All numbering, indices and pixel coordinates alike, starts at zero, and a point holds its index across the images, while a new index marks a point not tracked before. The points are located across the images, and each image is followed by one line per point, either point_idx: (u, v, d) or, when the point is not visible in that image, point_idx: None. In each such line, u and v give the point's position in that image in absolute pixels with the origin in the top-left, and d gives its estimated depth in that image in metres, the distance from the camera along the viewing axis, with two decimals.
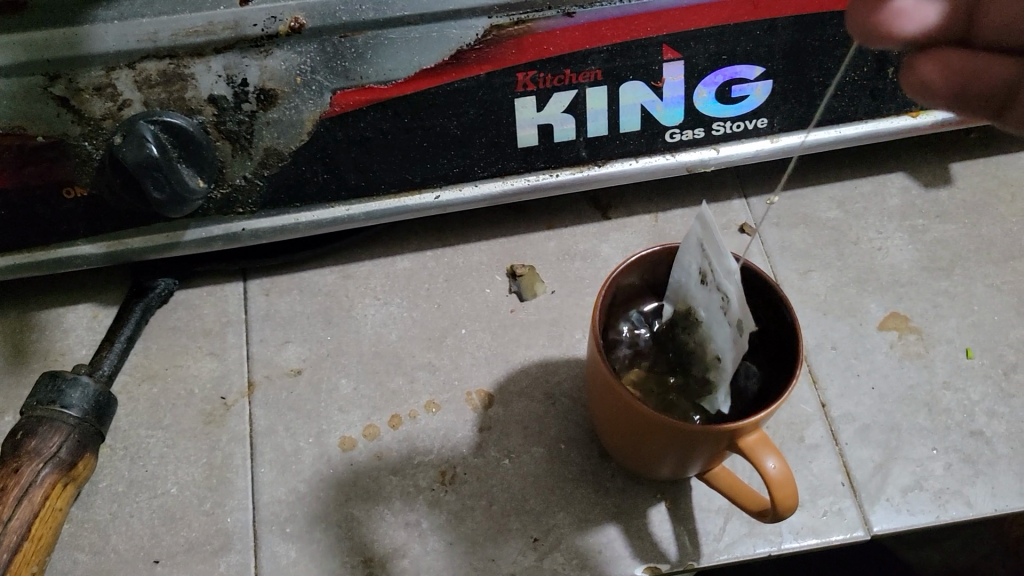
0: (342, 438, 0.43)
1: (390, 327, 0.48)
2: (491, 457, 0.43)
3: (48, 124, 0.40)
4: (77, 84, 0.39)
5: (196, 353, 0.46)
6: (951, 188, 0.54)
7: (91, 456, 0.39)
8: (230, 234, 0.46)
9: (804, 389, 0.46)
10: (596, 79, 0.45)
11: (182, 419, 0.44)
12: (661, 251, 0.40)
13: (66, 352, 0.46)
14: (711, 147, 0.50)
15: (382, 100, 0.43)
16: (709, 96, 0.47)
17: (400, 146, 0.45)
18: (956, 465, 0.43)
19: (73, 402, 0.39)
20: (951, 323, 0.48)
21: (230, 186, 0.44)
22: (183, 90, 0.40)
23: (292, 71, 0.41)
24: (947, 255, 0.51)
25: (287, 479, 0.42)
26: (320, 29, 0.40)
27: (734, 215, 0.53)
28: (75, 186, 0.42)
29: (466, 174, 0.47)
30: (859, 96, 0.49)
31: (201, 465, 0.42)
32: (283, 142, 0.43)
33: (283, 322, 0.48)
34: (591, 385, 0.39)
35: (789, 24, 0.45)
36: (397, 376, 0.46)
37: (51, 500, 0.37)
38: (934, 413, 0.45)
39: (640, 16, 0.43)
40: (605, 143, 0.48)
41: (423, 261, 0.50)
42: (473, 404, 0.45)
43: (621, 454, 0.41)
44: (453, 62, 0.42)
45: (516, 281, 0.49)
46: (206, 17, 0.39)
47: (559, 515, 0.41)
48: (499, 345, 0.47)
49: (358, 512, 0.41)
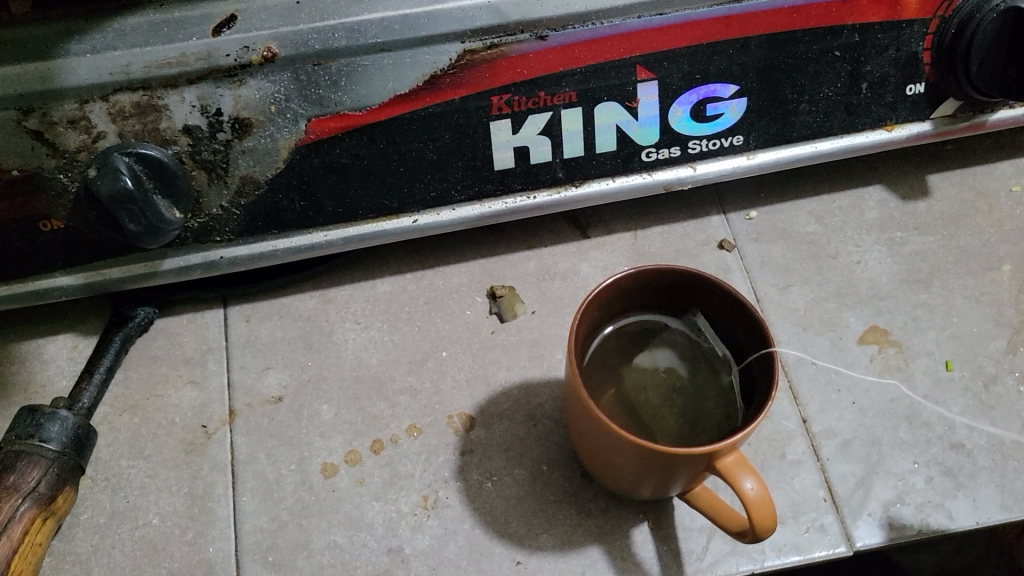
0: (324, 464, 0.44)
1: (370, 351, 0.47)
2: (473, 481, 0.43)
3: (22, 157, 0.40)
4: (51, 117, 0.39)
5: (177, 381, 0.46)
6: (929, 200, 0.54)
7: (71, 488, 0.39)
8: (209, 262, 0.46)
9: (784, 406, 0.46)
10: (571, 100, 0.45)
11: (163, 448, 0.44)
12: (634, 274, 0.39)
13: (46, 383, 0.46)
14: (688, 165, 0.50)
15: (358, 126, 0.43)
16: (684, 114, 0.47)
17: (377, 172, 0.45)
18: (937, 478, 0.43)
19: (52, 436, 0.39)
20: (930, 335, 0.48)
21: (207, 215, 0.44)
22: (158, 121, 0.40)
23: (266, 100, 0.41)
24: (926, 267, 0.51)
25: (269, 507, 0.42)
26: (293, 58, 0.40)
27: (713, 231, 0.53)
28: (51, 219, 0.42)
29: (443, 198, 0.47)
30: (835, 112, 0.49)
31: (183, 494, 0.42)
32: (259, 170, 0.43)
33: (264, 348, 0.47)
34: (571, 411, 0.39)
35: (762, 42, 0.45)
36: (378, 401, 0.46)
37: (31, 535, 0.37)
38: (916, 427, 0.45)
39: (612, 38, 0.43)
40: (583, 164, 0.48)
41: (404, 283, 0.50)
42: (454, 427, 0.45)
43: (603, 477, 0.41)
44: (427, 87, 0.43)
45: (496, 302, 0.49)
46: (178, 49, 0.39)
47: (541, 537, 0.41)
48: (480, 367, 0.47)
49: (341, 538, 0.41)
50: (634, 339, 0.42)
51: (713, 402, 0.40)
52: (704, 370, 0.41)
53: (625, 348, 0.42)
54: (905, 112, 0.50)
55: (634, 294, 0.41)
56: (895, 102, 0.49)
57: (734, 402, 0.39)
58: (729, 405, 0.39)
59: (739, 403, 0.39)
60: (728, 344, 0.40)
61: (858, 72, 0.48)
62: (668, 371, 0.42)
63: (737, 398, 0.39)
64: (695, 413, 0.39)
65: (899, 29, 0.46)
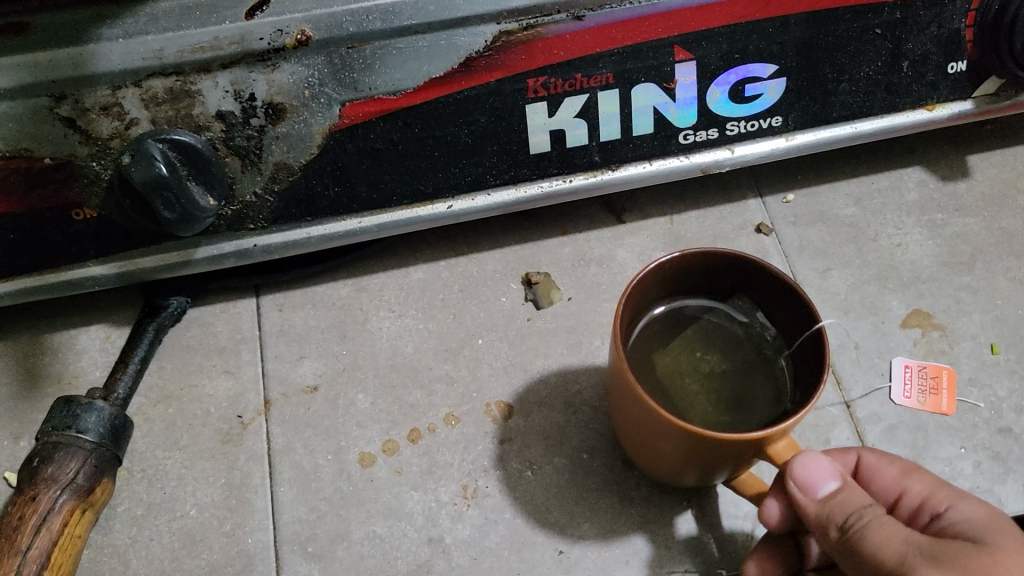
0: (362, 454, 0.43)
1: (405, 340, 0.47)
2: (513, 470, 0.42)
3: (55, 145, 0.39)
4: (84, 104, 0.39)
5: (211, 372, 0.45)
6: (970, 181, 0.52)
7: (109, 480, 0.39)
8: (242, 250, 0.45)
9: (828, 391, 0.45)
10: (608, 82, 0.44)
11: (199, 439, 0.43)
12: (676, 258, 0.38)
13: (80, 374, 0.45)
14: (726, 148, 0.48)
15: (392, 110, 0.42)
16: (722, 96, 0.46)
17: (412, 156, 0.44)
18: (985, 464, 0.43)
19: (89, 427, 0.39)
20: (974, 318, 0.48)
21: (240, 202, 0.43)
22: (191, 107, 0.40)
23: (300, 85, 0.41)
24: (968, 250, 0.50)
25: (307, 498, 0.42)
26: (327, 41, 0.40)
27: (750, 216, 0.51)
28: (84, 208, 0.42)
29: (478, 182, 0.46)
30: (875, 91, 0.48)
31: (220, 485, 0.42)
32: (293, 157, 0.42)
33: (298, 338, 0.47)
34: (615, 399, 0.38)
35: (801, 21, 0.45)
36: (415, 390, 0.45)
37: (70, 527, 0.36)
38: (962, 411, 0.45)
39: (650, 17, 0.43)
40: (619, 147, 0.47)
41: (437, 271, 0.49)
42: (492, 415, 0.44)
43: (647, 464, 0.40)
44: (462, 70, 0.42)
45: (531, 289, 0.48)
46: (211, 33, 0.38)
47: (584, 526, 0.41)
48: (517, 355, 0.46)
49: (380, 529, 0.41)
50: (672, 324, 0.41)
51: (762, 387, 0.39)
52: (748, 354, 0.40)
53: (664, 334, 0.41)
54: (947, 91, 0.49)
55: (675, 277, 0.40)
56: (936, 81, 0.48)
57: (784, 386, 0.38)
58: (779, 390, 0.38)
59: (789, 388, 0.38)
60: (777, 326, 0.39)
61: (898, 50, 0.47)
62: (708, 357, 0.41)
63: (787, 382, 0.38)
64: (744, 399, 0.39)
65: (941, 6, 0.46)
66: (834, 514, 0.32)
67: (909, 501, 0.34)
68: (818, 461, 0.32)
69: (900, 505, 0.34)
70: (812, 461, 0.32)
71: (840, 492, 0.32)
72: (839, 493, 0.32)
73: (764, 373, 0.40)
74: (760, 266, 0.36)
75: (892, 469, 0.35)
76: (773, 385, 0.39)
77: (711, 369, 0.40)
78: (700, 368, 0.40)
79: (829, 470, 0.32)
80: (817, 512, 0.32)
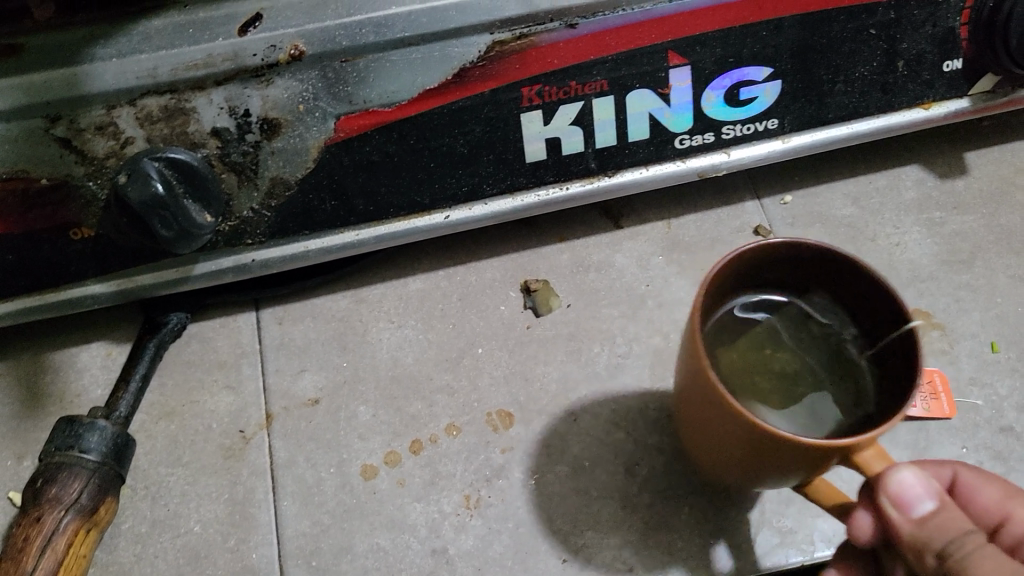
0: (364, 466, 0.43)
1: (406, 350, 0.47)
2: (515, 479, 0.42)
3: (52, 165, 0.39)
4: (79, 124, 0.39)
5: (212, 387, 0.46)
6: (967, 178, 0.52)
7: (113, 499, 0.39)
8: (241, 265, 0.45)
9: None
10: (602, 89, 0.44)
11: (202, 454, 0.43)
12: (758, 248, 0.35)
13: (82, 392, 0.45)
14: (722, 151, 0.48)
15: (388, 122, 0.42)
16: (717, 100, 0.46)
17: (408, 168, 0.44)
18: (988, 463, 0.43)
19: (92, 446, 0.39)
20: (975, 317, 0.48)
21: (238, 218, 0.43)
22: (186, 124, 0.40)
23: (294, 100, 0.41)
24: (967, 248, 0.50)
25: (310, 511, 0.42)
26: (320, 55, 0.40)
27: (748, 218, 0.51)
28: (81, 227, 0.42)
29: (474, 193, 0.46)
30: (871, 91, 0.48)
31: (223, 501, 0.42)
32: (289, 171, 0.42)
33: (298, 351, 0.47)
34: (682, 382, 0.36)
35: (795, 23, 0.45)
36: (416, 401, 0.45)
37: (75, 547, 0.36)
38: (963, 411, 0.45)
39: (643, 23, 0.43)
40: (615, 153, 0.47)
41: (436, 281, 0.49)
42: (493, 424, 0.44)
43: (702, 451, 0.38)
44: (457, 80, 0.42)
45: (530, 296, 0.48)
46: (204, 50, 0.39)
47: (587, 533, 0.41)
48: (517, 364, 0.46)
49: (384, 541, 0.41)
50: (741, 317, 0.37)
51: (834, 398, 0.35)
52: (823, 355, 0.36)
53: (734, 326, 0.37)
54: (943, 89, 0.49)
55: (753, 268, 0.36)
56: (932, 80, 0.48)
57: (864, 396, 0.34)
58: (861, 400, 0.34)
59: (869, 399, 0.34)
60: (861, 326, 0.35)
61: (893, 50, 0.47)
62: (778, 357, 0.37)
63: (869, 391, 0.34)
64: (816, 407, 0.35)
65: (935, 5, 0.46)
66: (932, 538, 0.29)
67: (1011, 529, 0.33)
68: (919, 480, 0.29)
69: (1001, 532, 0.33)
70: (909, 479, 0.29)
71: (939, 513, 0.29)
72: (937, 513, 0.29)
73: (843, 374, 0.35)
74: (853, 262, 0.33)
75: (997, 490, 0.33)
76: (852, 394, 0.35)
77: (783, 370, 0.36)
78: (772, 368, 0.36)
79: (928, 489, 0.29)
80: (911, 533, 0.29)
